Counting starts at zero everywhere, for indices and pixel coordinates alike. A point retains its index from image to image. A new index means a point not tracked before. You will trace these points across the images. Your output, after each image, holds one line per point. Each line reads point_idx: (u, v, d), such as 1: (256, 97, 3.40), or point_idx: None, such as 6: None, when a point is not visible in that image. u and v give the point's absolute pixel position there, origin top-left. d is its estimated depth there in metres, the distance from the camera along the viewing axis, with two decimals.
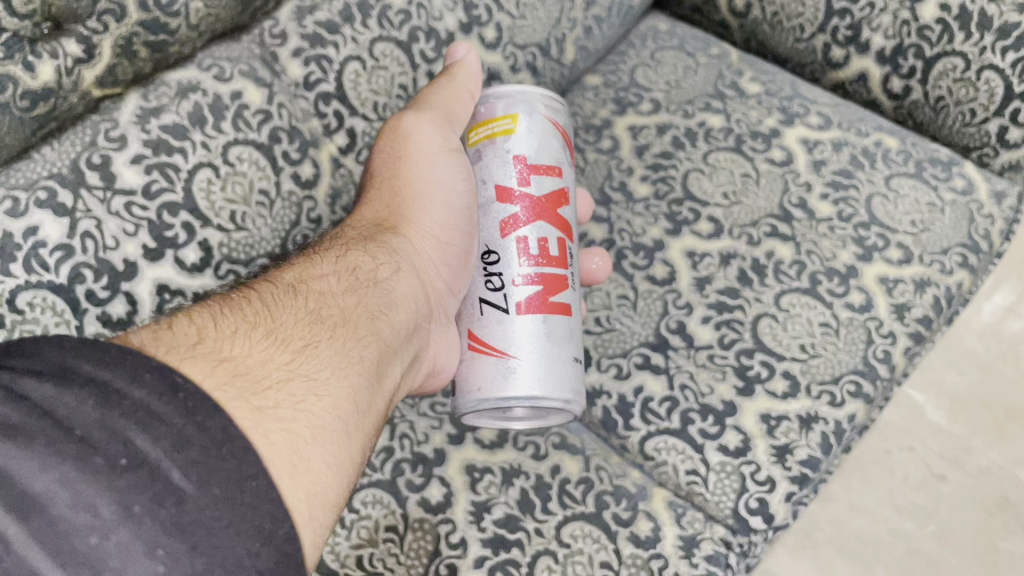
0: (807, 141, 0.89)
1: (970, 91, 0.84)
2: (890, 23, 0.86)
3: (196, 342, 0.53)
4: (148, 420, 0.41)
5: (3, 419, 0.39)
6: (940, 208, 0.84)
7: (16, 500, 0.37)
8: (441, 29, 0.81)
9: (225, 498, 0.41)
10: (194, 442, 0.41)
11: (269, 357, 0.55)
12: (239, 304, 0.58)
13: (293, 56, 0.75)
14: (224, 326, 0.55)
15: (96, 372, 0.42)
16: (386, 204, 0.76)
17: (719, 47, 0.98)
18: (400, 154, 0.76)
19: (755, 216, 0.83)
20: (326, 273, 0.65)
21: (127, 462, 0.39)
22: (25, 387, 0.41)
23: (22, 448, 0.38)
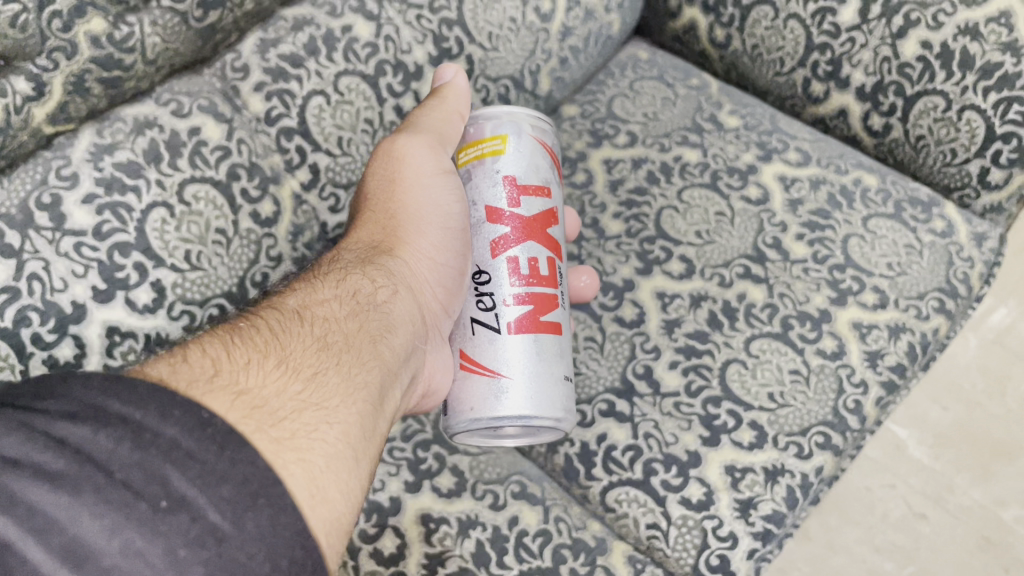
0: (784, 178, 0.87)
1: (950, 131, 0.82)
2: (870, 59, 0.84)
3: (213, 376, 0.52)
4: (183, 459, 0.42)
5: (49, 467, 0.40)
6: (918, 251, 0.82)
7: (71, 549, 0.38)
8: (410, 62, 0.80)
9: (258, 533, 0.42)
10: (226, 480, 0.43)
11: (283, 387, 0.55)
12: (248, 332, 0.58)
13: (254, 90, 0.74)
14: (237, 356, 0.55)
15: (128, 413, 0.43)
16: (383, 226, 0.74)
17: (699, 78, 0.97)
18: (397, 176, 0.74)
19: (728, 257, 0.82)
20: (330, 299, 0.65)
21: (167, 503, 0.41)
22: (63, 431, 0.42)
23: (70, 495, 0.39)
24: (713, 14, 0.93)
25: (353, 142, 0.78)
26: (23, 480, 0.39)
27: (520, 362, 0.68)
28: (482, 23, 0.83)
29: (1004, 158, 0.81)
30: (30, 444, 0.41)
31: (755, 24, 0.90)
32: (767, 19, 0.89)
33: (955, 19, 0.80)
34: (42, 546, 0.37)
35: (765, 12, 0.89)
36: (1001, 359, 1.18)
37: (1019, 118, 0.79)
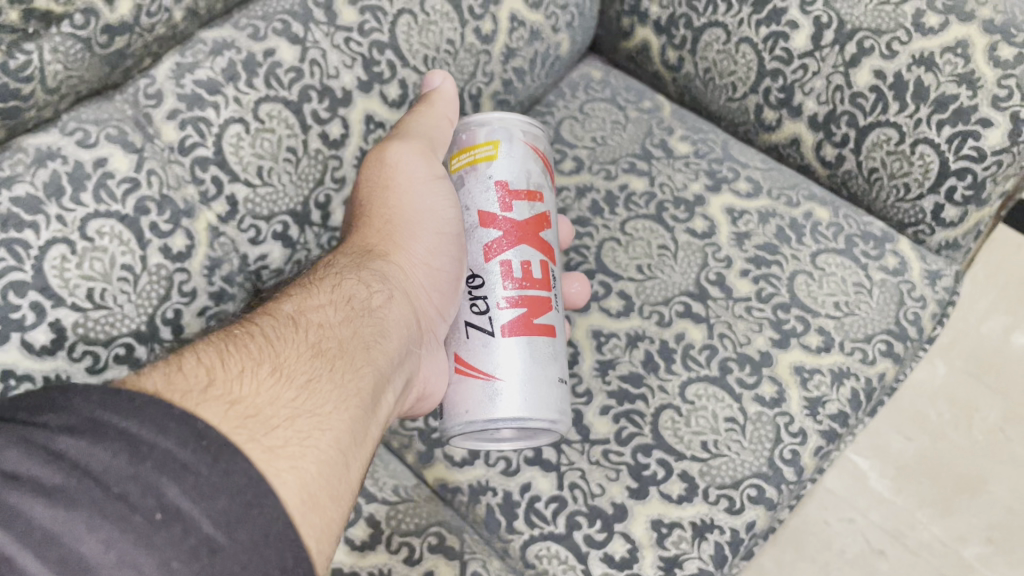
0: (732, 211, 0.84)
1: (904, 165, 0.79)
2: (823, 87, 0.81)
3: (204, 386, 0.50)
4: (179, 471, 0.41)
5: (43, 481, 0.39)
6: (867, 289, 0.79)
7: (67, 561, 0.36)
8: (337, 87, 0.76)
9: (254, 543, 0.41)
10: (221, 490, 0.41)
11: (276, 395, 0.52)
12: (241, 340, 0.56)
13: (168, 118, 0.70)
14: (230, 364, 0.53)
15: (125, 423, 0.42)
16: (379, 227, 0.71)
17: (652, 101, 0.94)
18: (393, 180, 0.71)
19: (668, 294, 0.78)
20: (324, 303, 0.62)
21: (162, 515, 0.39)
22: (58, 444, 0.41)
23: (68, 509, 0.38)
24: (665, 35, 0.90)
25: (274, 172, 0.74)
26: (20, 494, 0.38)
27: (513, 366, 0.66)
28: (416, 46, 0.80)
29: (958, 195, 0.77)
30: (27, 457, 0.40)
31: (707, 47, 0.87)
32: (719, 42, 0.86)
33: (909, 48, 0.76)
34: (38, 559, 0.36)
35: (717, 35, 0.85)
36: (970, 388, 1.15)
37: (974, 153, 0.75)
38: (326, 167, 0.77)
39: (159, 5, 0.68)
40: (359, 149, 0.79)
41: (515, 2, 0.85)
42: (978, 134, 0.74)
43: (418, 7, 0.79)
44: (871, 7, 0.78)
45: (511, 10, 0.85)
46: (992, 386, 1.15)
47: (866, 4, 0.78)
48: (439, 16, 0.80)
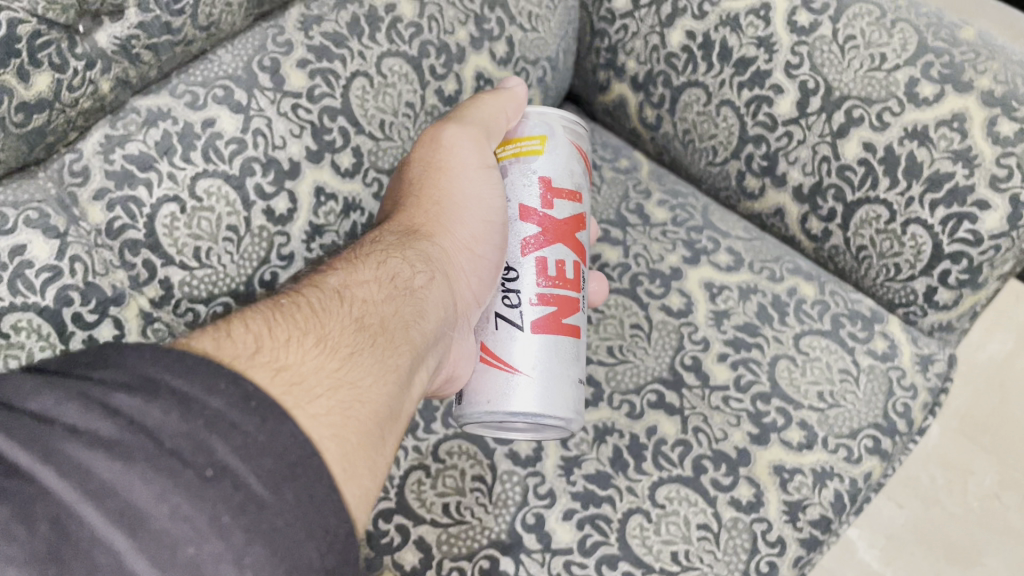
0: (710, 285, 0.78)
1: (895, 245, 0.73)
2: (809, 157, 0.76)
3: (253, 351, 0.48)
4: (228, 430, 0.39)
5: (100, 435, 0.37)
6: (854, 377, 0.74)
7: (120, 514, 0.35)
8: (284, 158, 0.70)
9: (299, 504, 0.39)
10: (267, 450, 0.39)
11: (320, 364, 0.50)
12: (289, 310, 0.54)
13: (94, 198, 0.65)
14: (277, 332, 0.51)
15: (177, 382, 0.40)
16: (423, 207, 0.69)
17: (629, 159, 0.89)
18: (448, 166, 0.68)
19: (640, 381, 0.73)
20: (367, 280, 0.60)
21: (212, 471, 0.37)
22: (113, 399, 0.39)
23: (126, 463, 0.36)
24: (642, 92, 0.84)
25: (213, 253, 0.68)
26: (78, 447, 0.36)
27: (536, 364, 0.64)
28: (372, 111, 0.74)
29: (953, 278, 0.72)
30: (83, 410, 0.38)
31: (686, 107, 0.82)
32: (699, 103, 0.80)
33: (901, 120, 0.71)
34: (95, 509, 0.35)
35: (697, 96, 0.80)
36: (962, 449, 1.10)
37: (970, 237, 0.69)
38: (273, 245, 0.71)
39: (82, 78, 0.62)
40: (308, 223, 0.72)
41: (481, 59, 0.79)
42: (974, 216, 0.69)
43: (375, 69, 0.74)
44: (860, 74, 0.72)
45: (476, 67, 0.79)
46: (987, 446, 1.10)
47: (855, 70, 0.72)
48: (396, 78, 0.75)
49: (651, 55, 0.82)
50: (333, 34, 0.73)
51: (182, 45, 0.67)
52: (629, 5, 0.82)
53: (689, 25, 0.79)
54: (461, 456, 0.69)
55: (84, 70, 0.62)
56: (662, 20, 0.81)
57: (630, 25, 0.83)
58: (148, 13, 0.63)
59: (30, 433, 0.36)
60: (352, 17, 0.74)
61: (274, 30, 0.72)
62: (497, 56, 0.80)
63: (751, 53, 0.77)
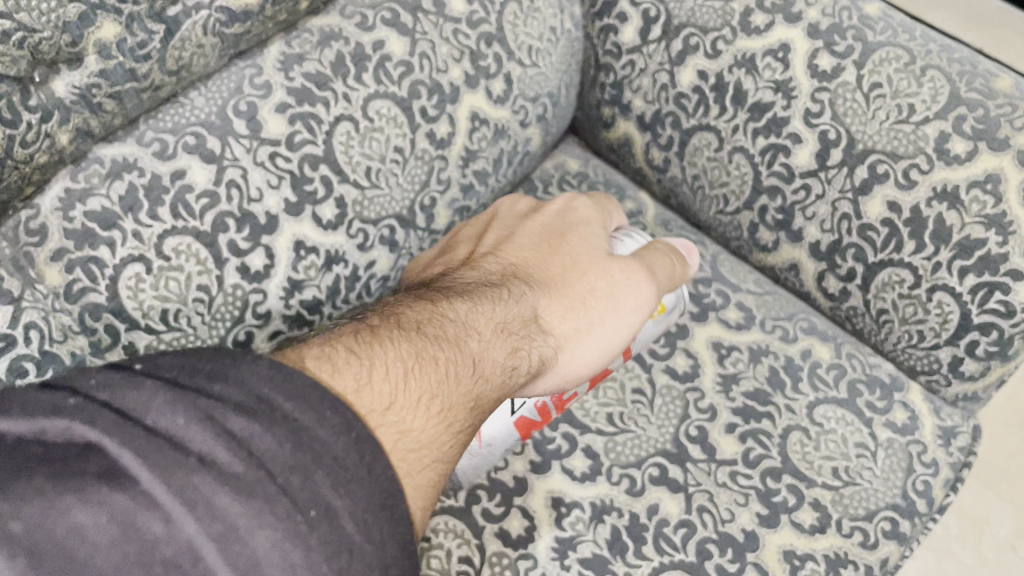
0: (719, 345, 0.73)
1: (919, 312, 0.68)
2: (828, 213, 0.70)
3: (386, 407, 0.47)
4: (333, 467, 0.40)
5: (223, 466, 0.38)
6: (871, 452, 0.68)
7: (238, 559, 0.36)
8: (260, 212, 0.65)
9: (382, 545, 0.40)
10: (364, 489, 0.40)
11: (438, 438, 0.49)
12: (429, 364, 0.52)
13: (52, 259, 0.59)
14: (411, 389, 0.49)
15: (293, 410, 0.41)
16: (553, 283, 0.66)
17: (633, 201, 0.84)
18: (613, 292, 0.65)
19: (642, 453, 0.68)
20: (498, 362, 0.57)
21: (316, 512, 0.38)
22: (231, 422, 0.39)
23: (247, 502, 0.37)
24: (649, 133, 0.79)
25: (182, 316, 0.63)
26: (206, 481, 0.37)
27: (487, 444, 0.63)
28: (357, 157, 0.69)
29: (981, 349, 0.67)
30: (210, 436, 0.38)
31: (696, 152, 0.76)
32: (710, 148, 0.75)
33: (930, 178, 0.65)
34: (219, 553, 0.36)
35: (708, 141, 0.75)
36: (978, 499, 1.05)
37: (1001, 308, 0.64)
38: (247, 304, 0.66)
39: (37, 132, 0.56)
40: (287, 278, 0.67)
41: (477, 98, 0.74)
42: (1006, 286, 0.63)
43: (361, 113, 0.69)
44: (885, 126, 0.67)
45: (471, 107, 0.74)
46: (1003, 494, 1.05)
47: (880, 121, 0.67)
48: (385, 122, 0.70)
49: (660, 94, 0.77)
50: (316, 75, 0.67)
51: (150, 90, 0.61)
52: (637, 39, 0.77)
53: (700, 64, 0.74)
54: (448, 535, 0.64)
55: (39, 123, 0.56)
56: (672, 57, 0.75)
57: (637, 61, 0.78)
58: (110, 59, 0.58)
59: (155, 456, 0.37)
60: (337, 55, 0.68)
61: (252, 70, 0.66)
62: (494, 95, 0.75)
63: (767, 98, 0.71)
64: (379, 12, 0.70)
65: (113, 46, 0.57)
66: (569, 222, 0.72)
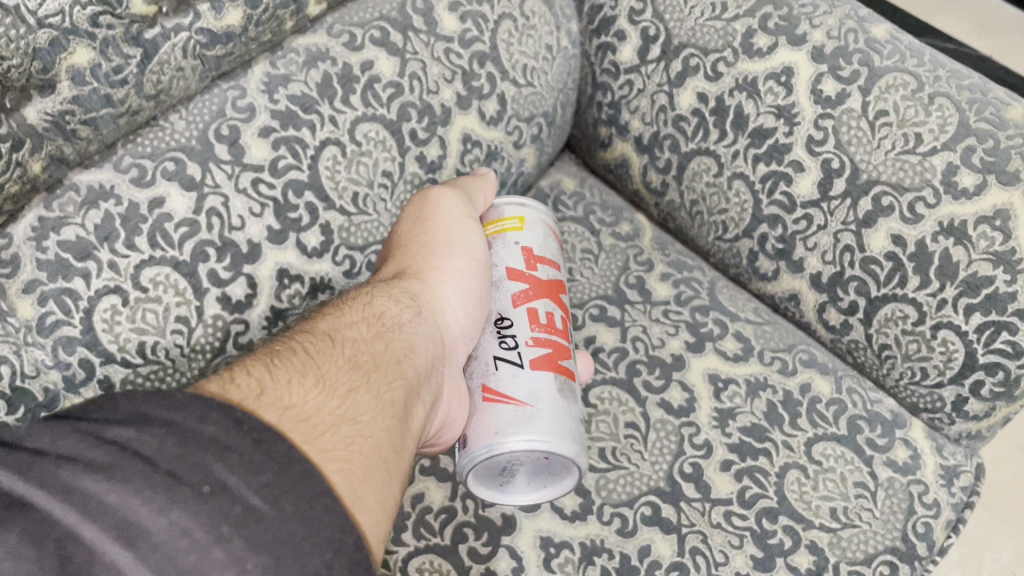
0: (716, 378, 0.71)
1: (922, 349, 0.66)
2: (830, 244, 0.68)
3: (257, 394, 0.48)
4: (222, 451, 0.40)
5: (94, 460, 0.38)
6: (871, 493, 0.66)
7: (121, 528, 0.36)
8: (242, 240, 0.63)
9: (299, 513, 0.39)
10: (263, 466, 0.40)
11: (322, 403, 0.49)
12: (283, 353, 0.53)
13: (23, 292, 0.57)
14: (279, 375, 0.50)
15: (170, 414, 0.41)
16: (409, 252, 0.67)
17: (630, 223, 0.81)
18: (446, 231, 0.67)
19: (634, 491, 0.66)
20: (354, 323, 0.58)
21: (210, 488, 0.38)
22: (109, 431, 0.40)
23: (119, 484, 0.37)
24: (647, 155, 0.77)
25: (160, 348, 0.60)
26: (77, 473, 0.37)
27: (546, 393, 0.59)
28: (343, 182, 0.67)
29: (986, 389, 0.64)
30: (83, 442, 0.39)
31: (695, 176, 0.74)
32: (709, 173, 0.73)
33: (936, 212, 0.63)
34: (96, 526, 0.36)
35: (707, 165, 0.73)
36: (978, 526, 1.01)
37: (1008, 348, 0.62)
38: (228, 334, 0.63)
39: (8, 161, 0.54)
40: (270, 308, 0.65)
41: (469, 119, 0.72)
42: (1013, 326, 0.61)
43: (348, 137, 0.66)
44: (891, 156, 0.64)
45: (463, 129, 0.72)
46: (1006, 521, 1.02)
47: (886, 151, 0.64)
48: (373, 145, 0.68)
49: (658, 116, 0.74)
50: (301, 97, 0.65)
51: (127, 115, 0.59)
52: (635, 58, 0.75)
53: (701, 86, 0.72)
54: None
55: (9, 152, 0.53)
56: (671, 78, 0.73)
57: (635, 81, 0.75)
58: (84, 85, 0.55)
59: (40, 473, 0.37)
60: (324, 76, 0.66)
61: (234, 92, 0.64)
62: (487, 116, 0.73)
63: (769, 123, 0.69)
64: (369, 31, 0.68)
65: (87, 72, 0.55)
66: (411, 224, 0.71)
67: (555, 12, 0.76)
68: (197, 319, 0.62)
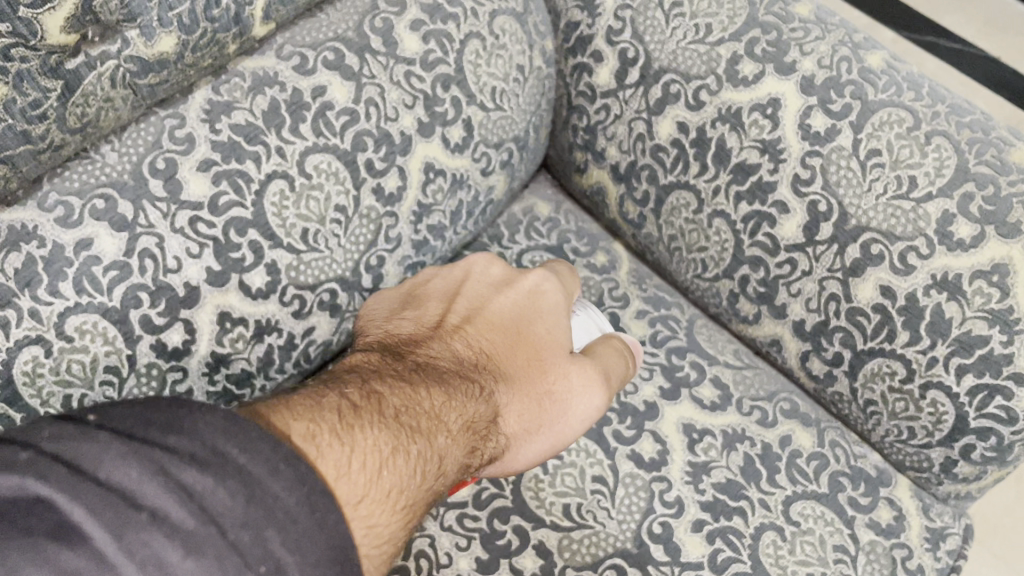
0: (691, 428, 0.67)
1: (910, 409, 0.62)
2: (814, 291, 0.64)
3: (357, 501, 0.44)
4: (285, 523, 0.37)
5: (159, 511, 0.35)
6: (851, 558, 0.62)
7: None
8: (180, 283, 0.58)
9: None
10: (315, 544, 0.38)
11: (384, 532, 0.46)
12: (405, 456, 0.47)
13: None
14: (384, 484, 0.46)
15: (249, 466, 0.38)
16: (520, 362, 0.60)
17: (605, 254, 0.77)
18: (566, 398, 0.59)
19: (599, 553, 0.61)
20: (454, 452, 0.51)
21: (264, 566, 0.36)
22: (179, 471, 0.36)
23: (186, 548, 0.34)
24: (624, 185, 0.73)
25: (88, 401, 0.56)
26: (142, 526, 0.34)
27: None
28: (291, 219, 0.62)
29: (977, 453, 0.61)
30: (152, 483, 0.35)
31: (673, 211, 0.70)
32: (688, 209, 0.69)
33: (929, 264, 0.58)
34: None
35: (686, 200, 0.69)
36: (980, 567, 0.96)
37: (1002, 413, 0.58)
38: (164, 382, 0.59)
39: None
40: (211, 353, 0.60)
41: (431, 147, 0.67)
42: (1008, 391, 0.57)
43: (297, 169, 0.62)
44: (882, 201, 0.59)
45: (425, 157, 0.67)
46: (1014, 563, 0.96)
47: (877, 195, 0.59)
48: (325, 177, 0.63)
49: (635, 144, 0.70)
50: (245, 127, 0.60)
51: (49, 150, 0.53)
52: (612, 82, 0.70)
53: (681, 114, 0.67)
54: None
55: None
56: (650, 104, 0.68)
57: (612, 106, 0.71)
58: None
59: (107, 513, 0.34)
60: (271, 103, 0.61)
61: (172, 121, 0.59)
62: (451, 142, 0.68)
63: (752, 159, 0.64)
64: (322, 53, 0.63)
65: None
66: (537, 307, 0.63)
67: (529, 30, 0.70)
68: (128, 368, 0.57)
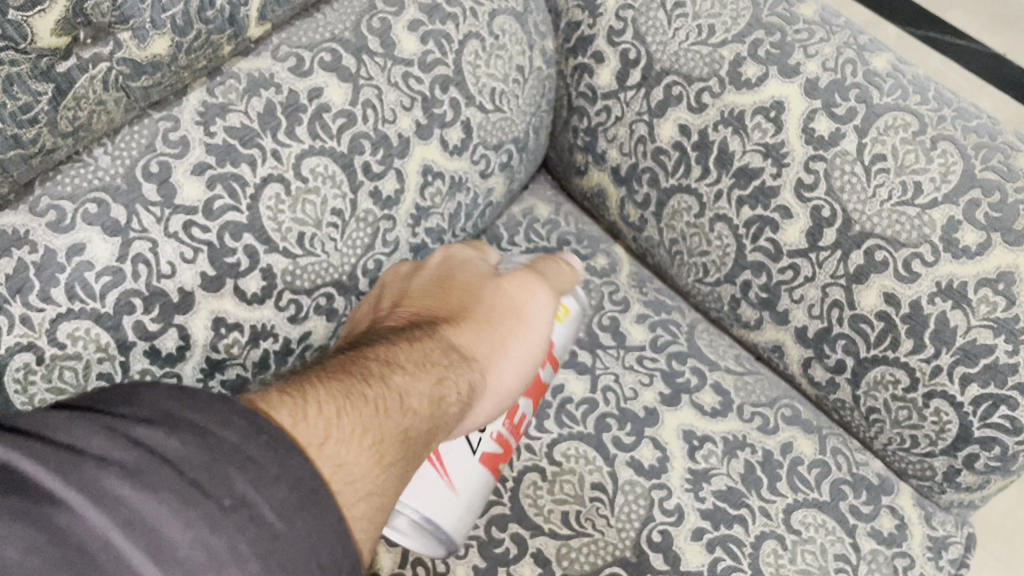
0: (691, 435, 0.66)
1: (913, 417, 0.62)
2: (817, 298, 0.63)
3: (322, 440, 0.42)
4: (246, 463, 0.35)
5: (113, 459, 0.33)
6: (852, 567, 0.62)
7: (136, 528, 0.31)
8: (174, 289, 0.57)
9: (311, 530, 0.36)
10: (282, 480, 0.36)
11: (366, 466, 0.44)
12: (354, 396, 0.46)
13: None
14: (345, 420, 0.44)
15: (201, 420, 0.36)
16: (464, 310, 0.61)
17: (606, 257, 0.76)
18: (515, 308, 0.60)
19: (598, 561, 0.61)
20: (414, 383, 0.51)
21: (230, 502, 0.34)
22: (130, 429, 0.35)
23: (143, 489, 0.32)
24: (625, 187, 0.72)
25: None
26: (98, 471, 0.32)
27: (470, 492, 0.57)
28: (287, 223, 0.61)
29: (981, 462, 0.60)
30: (103, 439, 0.34)
31: (674, 214, 0.69)
32: (690, 213, 0.68)
33: (934, 272, 0.57)
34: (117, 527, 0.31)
35: (688, 204, 0.68)
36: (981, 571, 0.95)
37: (1006, 423, 0.57)
38: None
39: None
40: (206, 359, 0.59)
41: (430, 150, 0.66)
42: (1013, 401, 0.56)
43: (293, 172, 0.61)
44: (886, 207, 0.58)
45: (424, 160, 0.66)
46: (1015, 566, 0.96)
47: (881, 201, 0.58)
48: (322, 180, 0.62)
49: (636, 147, 0.69)
50: (241, 129, 0.59)
51: (40, 154, 0.52)
52: (613, 83, 0.69)
53: (683, 117, 0.66)
54: None
55: None
56: (651, 106, 0.67)
57: (613, 108, 0.70)
58: None
59: (60, 463, 0.32)
60: (267, 105, 0.60)
61: (167, 123, 0.58)
62: (449, 145, 0.67)
63: (755, 163, 0.63)
64: (318, 54, 0.62)
65: None
66: (456, 267, 0.64)
67: (529, 30, 0.69)
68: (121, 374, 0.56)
